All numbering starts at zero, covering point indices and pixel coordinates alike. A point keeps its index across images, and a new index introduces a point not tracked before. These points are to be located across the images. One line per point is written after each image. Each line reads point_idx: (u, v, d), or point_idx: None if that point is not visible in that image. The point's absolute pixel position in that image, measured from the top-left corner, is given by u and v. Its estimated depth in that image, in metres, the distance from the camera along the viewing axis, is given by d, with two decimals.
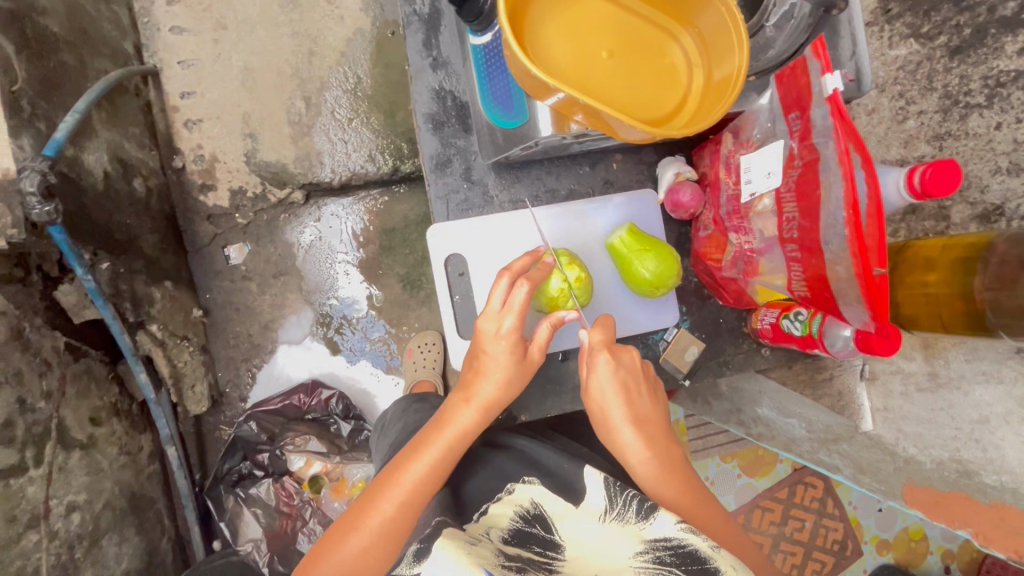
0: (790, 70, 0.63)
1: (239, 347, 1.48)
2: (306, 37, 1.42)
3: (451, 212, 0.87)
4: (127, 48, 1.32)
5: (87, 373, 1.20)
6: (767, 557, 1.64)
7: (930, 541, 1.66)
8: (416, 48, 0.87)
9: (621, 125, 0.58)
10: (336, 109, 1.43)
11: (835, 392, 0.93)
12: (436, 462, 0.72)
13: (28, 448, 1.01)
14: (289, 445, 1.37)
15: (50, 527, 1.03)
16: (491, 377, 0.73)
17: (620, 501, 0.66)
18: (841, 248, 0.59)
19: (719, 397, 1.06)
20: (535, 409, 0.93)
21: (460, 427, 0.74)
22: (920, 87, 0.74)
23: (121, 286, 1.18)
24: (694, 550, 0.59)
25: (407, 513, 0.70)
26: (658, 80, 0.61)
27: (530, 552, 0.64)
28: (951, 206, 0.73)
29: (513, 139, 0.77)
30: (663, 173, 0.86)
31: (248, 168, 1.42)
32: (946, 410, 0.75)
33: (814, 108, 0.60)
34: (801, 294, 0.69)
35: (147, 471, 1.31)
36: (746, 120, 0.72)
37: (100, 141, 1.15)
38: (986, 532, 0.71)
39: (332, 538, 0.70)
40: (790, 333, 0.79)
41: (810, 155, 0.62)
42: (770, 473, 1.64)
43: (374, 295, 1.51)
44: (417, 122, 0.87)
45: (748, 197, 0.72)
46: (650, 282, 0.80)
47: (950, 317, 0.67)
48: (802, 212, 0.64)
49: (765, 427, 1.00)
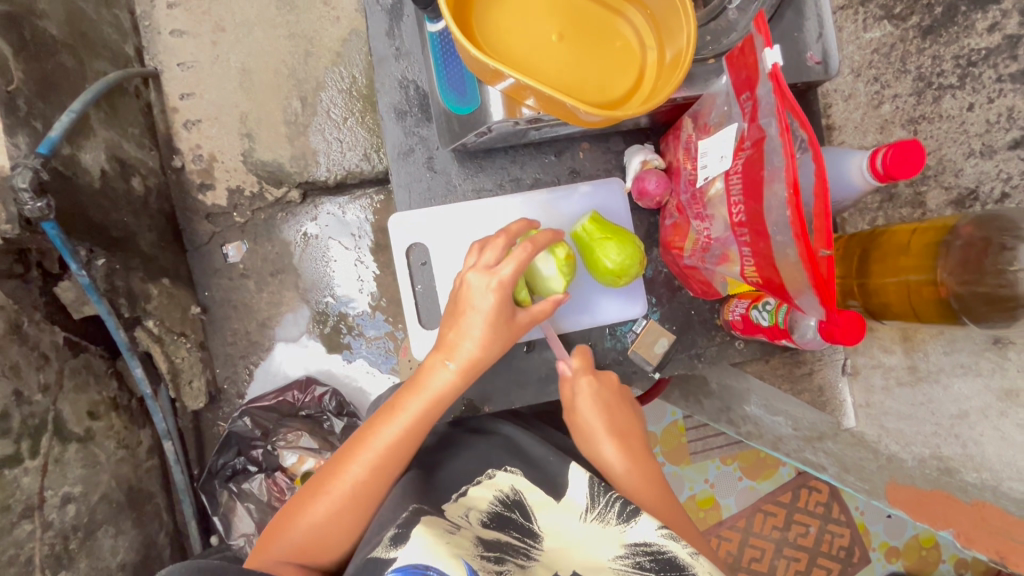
0: (738, 52, 0.62)
1: (237, 344, 1.50)
2: (303, 38, 1.44)
3: (414, 201, 0.88)
4: (127, 51, 1.35)
5: (86, 368, 1.23)
6: (770, 562, 1.61)
7: (943, 549, 1.61)
8: (380, 37, 0.88)
9: (573, 110, 0.57)
10: (331, 109, 1.45)
11: (816, 387, 0.93)
12: (410, 425, 0.72)
13: (24, 440, 1.04)
14: (281, 441, 1.37)
15: (44, 517, 1.05)
16: (472, 334, 0.71)
17: (603, 501, 0.66)
18: (786, 230, 0.57)
19: (708, 396, 1.06)
20: (500, 402, 0.89)
21: (437, 389, 0.72)
22: (893, 71, 0.73)
23: (117, 283, 1.20)
24: (674, 557, 0.60)
25: (376, 477, 0.71)
26: (608, 62, 0.60)
27: (508, 536, 0.66)
28: (926, 192, 0.73)
29: (468, 125, 0.77)
30: (630, 161, 0.84)
31: (245, 167, 1.44)
32: (925, 404, 0.73)
33: (759, 87, 0.59)
34: (753, 279, 0.67)
35: (145, 466, 1.33)
36: (706, 104, 0.70)
37: (98, 141, 1.18)
38: (968, 533, 0.73)
39: (305, 498, 0.72)
40: (758, 323, 0.78)
41: (757, 134, 0.60)
42: (773, 476, 1.60)
43: (370, 293, 1.52)
44: (381, 112, 0.88)
45: (704, 182, 0.71)
46: (612, 272, 0.79)
47: (921, 305, 0.68)
48: (750, 194, 0.62)
49: (753, 425, 0.99)
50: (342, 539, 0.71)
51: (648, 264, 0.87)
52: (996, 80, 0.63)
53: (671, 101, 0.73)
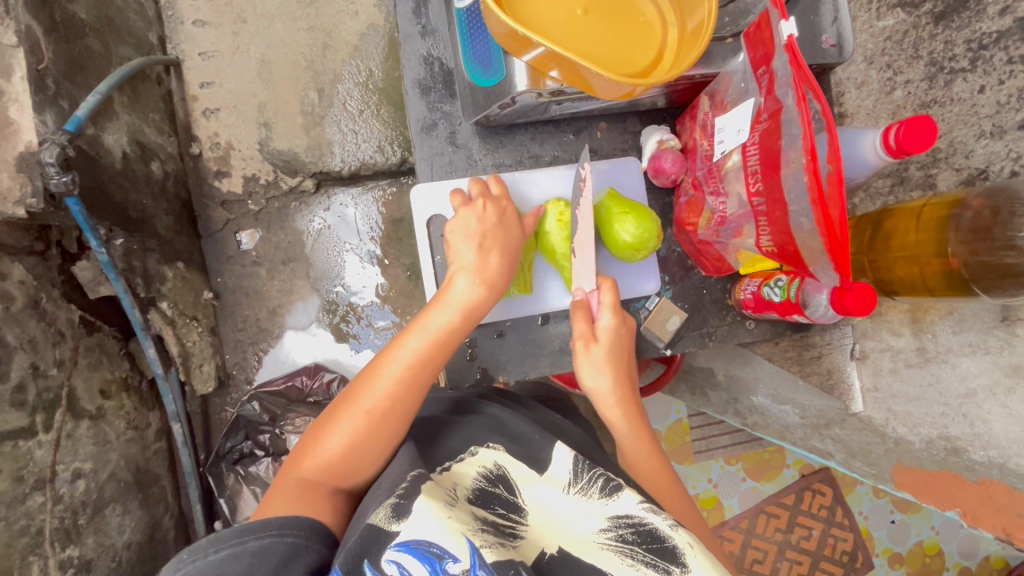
0: (756, 28, 0.64)
1: (247, 330, 1.52)
2: (321, 31, 1.47)
3: (435, 174, 0.90)
4: (151, 39, 1.38)
5: (100, 347, 1.25)
6: (773, 565, 1.61)
7: (947, 557, 1.61)
8: (406, 16, 0.90)
9: (598, 80, 0.59)
10: (348, 101, 1.48)
11: (824, 371, 0.95)
12: (436, 336, 0.76)
13: (39, 413, 1.05)
14: (289, 425, 1.39)
15: (55, 491, 1.06)
16: (490, 249, 0.81)
17: (586, 477, 0.68)
18: (804, 199, 0.59)
19: (716, 386, 1.20)
20: (513, 370, 0.93)
21: (460, 300, 0.78)
22: (906, 57, 0.77)
23: (134, 263, 1.22)
24: (654, 529, 0.62)
25: (407, 389, 0.73)
26: (632, 36, 0.62)
27: (495, 513, 0.66)
28: (937, 174, 0.76)
29: (492, 97, 0.78)
30: (646, 141, 0.87)
31: (262, 156, 1.46)
32: (934, 384, 0.77)
33: (776, 58, 0.60)
34: (769, 249, 0.70)
35: (153, 448, 1.35)
36: (722, 83, 0.73)
37: (121, 124, 1.20)
38: (975, 512, 0.77)
39: (334, 416, 0.73)
40: (770, 300, 0.79)
41: (774, 105, 0.62)
42: (776, 478, 1.61)
43: (380, 284, 1.55)
44: (405, 87, 0.90)
45: (721, 157, 0.73)
46: (630, 245, 0.80)
47: (933, 279, 0.71)
48: (767, 165, 0.64)
49: (759, 416, 1.14)
50: (372, 457, 0.72)
51: (662, 243, 0.88)
52: (1008, 61, 0.65)
53: (688, 79, 0.74)
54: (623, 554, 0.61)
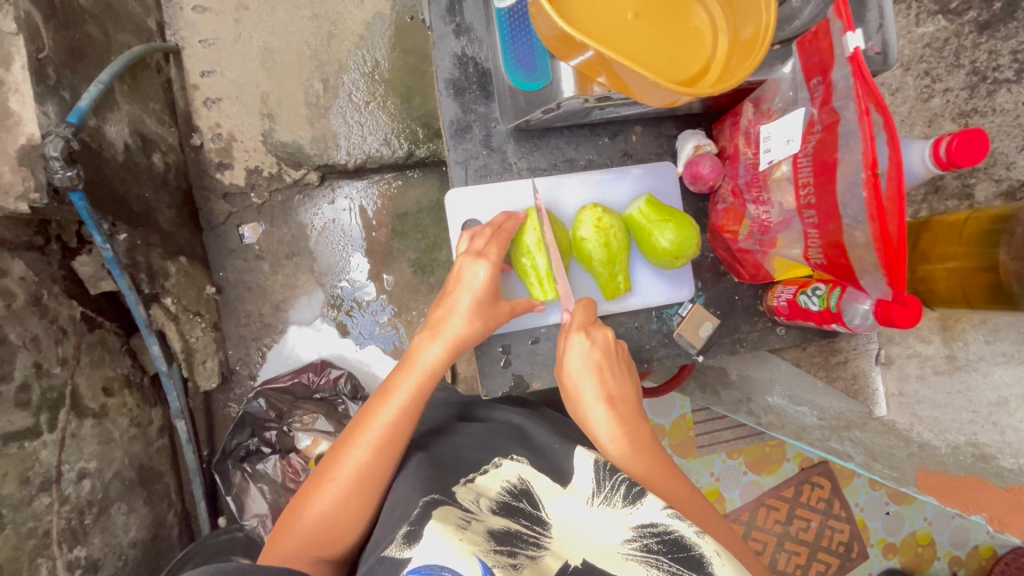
0: (812, 36, 0.65)
1: (250, 325, 1.50)
2: (326, 20, 1.43)
3: (469, 178, 0.88)
4: (150, 26, 1.34)
5: (101, 344, 1.22)
6: (772, 556, 1.64)
7: (938, 547, 1.66)
8: (439, 14, 0.87)
9: (647, 87, 0.58)
10: (353, 92, 1.44)
11: (850, 376, 0.97)
12: (406, 403, 0.73)
13: (43, 413, 1.03)
14: (297, 422, 1.35)
15: (61, 491, 1.04)
16: (460, 311, 0.77)
17: (609, 485, 0.67)
18: (860, 212, 0.62)
19: (728, 384, 1.20)
20: (549, 377, 0.91)
21: (427, 365, 0.75)
22: (946, 65, 0.79)
23: (138, 258, 1.19)
24: (680, 537, 0.60)
25: (378, 457, 0.72)
26: (684, 45, 0.61)
27: (518, 524, 0.64)
28: (975, 183, 0.77)
29: (535, 103, 0.77)
30: (682, 146, 0.87)
31: (265, 147, 1.43)
32: (963, 392, 0.80)
33: (836, 71, 0.62)
34: (817, 262, 0.72)
35: (156, 445, 1.32)
36: (767, 90, 0.73)
37: (122, 114, 1.16)
38: (1003, 517, 0.78)
39: (309, 489, 0.72)
40: (807, 308, 0.80)
41: (830, 118, 0.64)
42: (776, 471, 1.64)
43: (386, 279, 1.52)
44: (438, 87, 0.87)
45: (767, 165, 0.74)
46: (668, 252, 0.82)
47: (973, 293, 0.72)
48: (819, 177, 0.66)
49: (775, 415, 1.14)
50: (351, 524, 0.71)
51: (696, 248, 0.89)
52: None
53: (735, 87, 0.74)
54: (648, 564, 0.58)
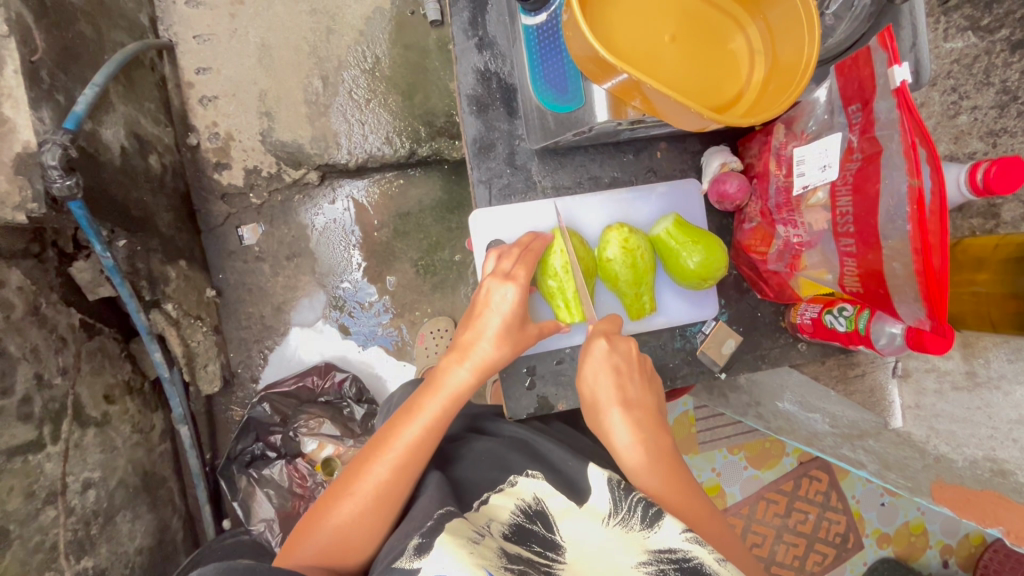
0: (852, 62, 0.66)
1: (251, 327, 1.48)
2: (324, 15, 1.39)
3: (493, 197, 0.87)
4: (142, 21, 1.29)
5: (102, 351, 1.19)
6: (771, 548, 1.66)
7: (930, 536, 1.69)
8: (462, 27, 0.86)
9: (683, 116, 0.62)
10: (353, 90, 1.41)
11: (867, 389, 1.01)
12: (431, 423, 0.73)
13: (46, 425, 1.01)
14: (302, 427, 1.36)
15: (66, 503, 1.02)
16: (487, 334, 0.76)
17: (625, 506, 0.65)
18: (901, 243, 0.63)
19: (736, 390, 1.23)
20: (574, 397, 0.92)
21: (454, 388, 0.75)
22: (975, 82, 0.79)
23: (138, 265, 1.17)
24: (699, 564, 0.57)
25: (400, 477, 0.71)
26: (720, 69, 0.65)
27: (530, 551, 0.63)
28: (1002, 205, 0.78)
29: (565, 124, 0.78)
30: (709, 163, 0.87)
31: (264, 147, 1.39)
32: (983, 409, 0.83)
33: (878, 101, 0.63)
34: (852, 289, 0.72)
35: (159, 450, 1.30)
36: (800, 112, 0.74)
37: (117, 116, 1.13)
38: (1019, 531, 0.77)
39: (328, 501, 0.71)
40: (833, 328, 0.80)
41: (871, 148, 0.65)
42: (775, 465, 1.66)
43: (389, 280, 1.51)
44: (460, 103, 0.86)
45: (800, 190, 0.74)
46: (697, 273, 0.82)
47: (999, 318, 0.73)
48: (857, 204, 0.67)
49: (784, 420, 1.11)
50: (367, 541, 0.69)
51: None
52: None
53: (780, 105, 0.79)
54: None
